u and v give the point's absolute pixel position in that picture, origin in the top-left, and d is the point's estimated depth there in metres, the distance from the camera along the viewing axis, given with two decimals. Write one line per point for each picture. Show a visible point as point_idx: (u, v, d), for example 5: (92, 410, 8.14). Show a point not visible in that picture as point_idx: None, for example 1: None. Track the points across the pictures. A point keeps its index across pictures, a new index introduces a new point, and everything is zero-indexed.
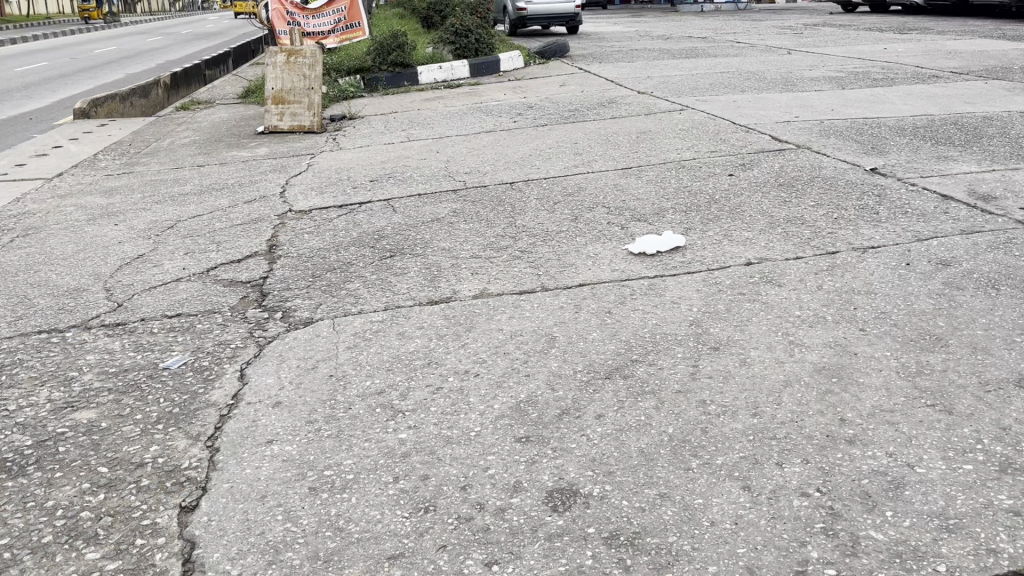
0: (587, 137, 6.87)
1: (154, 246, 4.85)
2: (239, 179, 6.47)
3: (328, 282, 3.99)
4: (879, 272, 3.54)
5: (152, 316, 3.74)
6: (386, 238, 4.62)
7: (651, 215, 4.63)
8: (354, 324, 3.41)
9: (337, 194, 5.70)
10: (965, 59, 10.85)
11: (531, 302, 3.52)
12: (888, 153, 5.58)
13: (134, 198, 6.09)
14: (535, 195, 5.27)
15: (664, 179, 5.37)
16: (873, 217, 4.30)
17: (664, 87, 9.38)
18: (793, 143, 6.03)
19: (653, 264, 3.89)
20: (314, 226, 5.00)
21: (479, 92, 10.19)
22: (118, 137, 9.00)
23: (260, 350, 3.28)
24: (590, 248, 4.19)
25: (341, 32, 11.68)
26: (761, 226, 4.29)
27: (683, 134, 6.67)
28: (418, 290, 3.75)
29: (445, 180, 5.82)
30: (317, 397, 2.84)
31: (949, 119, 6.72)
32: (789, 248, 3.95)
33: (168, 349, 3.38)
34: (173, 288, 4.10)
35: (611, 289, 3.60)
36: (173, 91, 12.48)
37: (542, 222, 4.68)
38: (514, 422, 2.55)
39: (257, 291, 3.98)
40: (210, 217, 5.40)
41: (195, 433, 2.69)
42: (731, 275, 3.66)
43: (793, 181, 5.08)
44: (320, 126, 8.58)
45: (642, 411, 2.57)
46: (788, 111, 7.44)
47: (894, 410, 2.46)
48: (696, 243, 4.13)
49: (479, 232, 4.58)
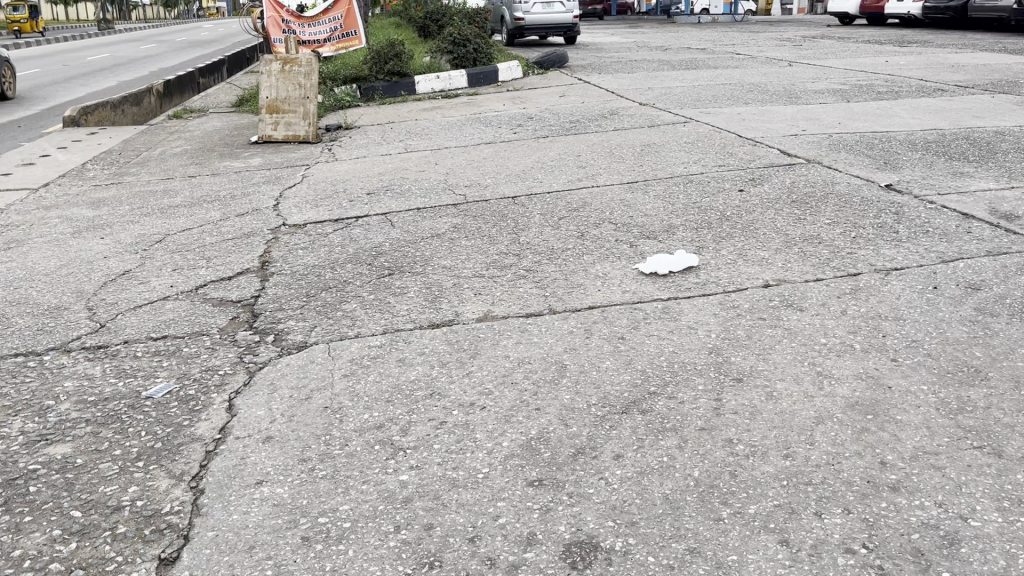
0: (591, 149, 6.71)
1: (141, 262, 4.65)
2: (231, 191, 6.27)
3: (323, 302, 3.79)
4: (906, 296, 3.36)
5: (136, 338, 3.53)
6: (384, 254, 4.42)
7: (661, 232, 4.44)
8: (350, 350, 3.20)
9: (333, 207, 5.51)
10: (969, 73, 10.73)
11: (538, 325, 3.32)
12: (902, 169, 5.42)
13: (122, 210, 5.88)
14: (539, 209, 5.09)
15: (672, 193, 5.19)
16: (893, 236, 4.12)
17: (666, 99, 9.24)
18: (803, 157, 5.86)
19: (665, 284, 3.70)
20: (309, 241, 4.80)
21: (478, 102, 10.03)
22: (108, 146, 8.78)
23: (250, 378, 3.07)
24: (598, 267, 4.00)
25: (337, 41, 11.49)
26: (776, 245, 4.12)
27: (689, 146, 6.50)
28: (419, 312, 3.55)
29: (445, 194, 5.64)
30: (311, 432, 2.63)
31: (961, 133, 6.58)
32: (808, 269, 3.76)
33: (152, 376, 3.16)
34: (158, 308, 3.89)
35: (623, 312, 3.41)
36: (166, 99, 12.28)
37: (547, 239, 4.49)
38: (526, 463, 2.35)
39: (248, 312, 3.78)
40: (201, 231, 5.21)
41: (177, 472, 2.47)
42: (749, 297, 3.48)
43: (806, 198, 4.89)
44: (315, 136, 8.36)
45: (664, 451, 2.38)
46: (794, 124, 7.29)
47: (939, 453, 2.28)
48: (711, 262, 3.94)
49: (481, 249, 4.39)
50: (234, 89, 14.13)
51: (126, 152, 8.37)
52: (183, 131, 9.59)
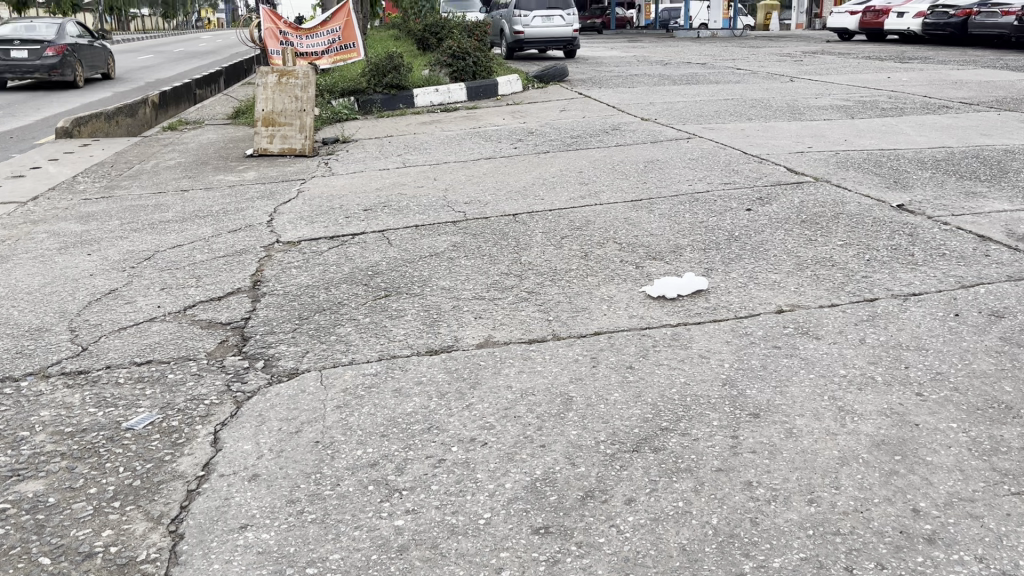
0: (593, 166, 6.57)
1: (128, 280, 4.48)
2: (224, 206, 6.12)
3: (316, 325, 3.63)
4: (927, 323, 3.20)
5: (119, 363, 3.36)
6: (380, 274, 4.27)
7: (668, 253, 4.30)
8: (343, 378, 3.03)
9: (329, 224, 5.36)
10: (973, 90, 10.65)
11: (542, 353, 3.16)
12: (913, 189, 5.29)
13: (111, 225, 5.73)
14: (541, 228, 4.95)
15: (678, 212, 5.04)
16: (909, 259, 3.98)
17: (668, 114, 9.12)
18: (811, 176, 5.73)
19: (674, 309, 3.55)
20: (302, 260, 4.64)
21: (477, 116, 9.91)
22: (100, 158, 8.63)
23: (237, 409, 2.90)
24: (603, 289, 3.85)
25: (335, 52, 11.39)
26: (787, 268, 3.97)
27: (693, 163, 6.37)
28: (417, 337, 3.38)
29: (444, 211, 5.49)
30: (300, 469, 2.47)
31: (970, 152, 6.45)
32: (822, 293, 3.62)
33: (133, 406, 2.99)
34: (144, 330, 3.73)
35: (631, 339, 3.25)
36: (161, 111, 12.16)
37: (549, 260, 4.34)
38: (530, 508, 2.19)
39: (237, 335, 3.62)
40: (192, 248, 5.05)
41: (155, 514, 2.30)
42: (762, 323, 3.33)
43: (817, 217, 4.75)
44: (311, 149, 8.21)
45: (679, 495, 2.21)
46: (800, 141, 7.17)
47: (975, 500, 2.12)
48: (720, 286, 3.79)
49: (482, 269, 4.24)
50: (231, 101, 14.03)
51: (118, 165, 8.21)
52: (177, 144, 9.44)
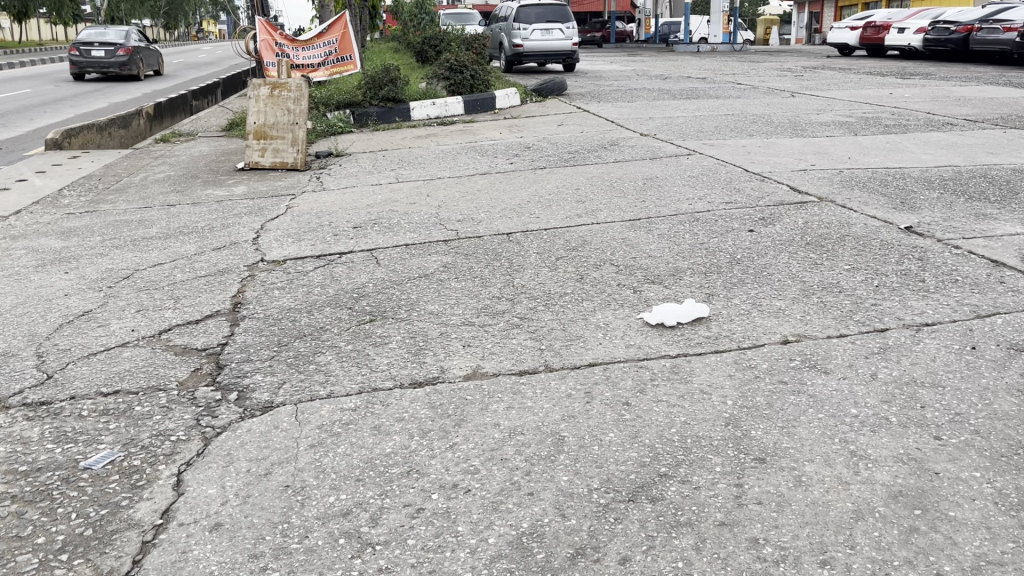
0: (591, 183, 6.40)
1: (103, 301, 4.29)
2: (210, 222, 5.94)
3: (296, 352, 3.44)
4: (942, 357, 3.02)
5: (85, 393, 3.17)
6: (365, 297, 4.08)
7: (668, 277, 4.11)
8: (320, 413, 2.84)
9: (317, 242, 5.18)
10: (976, 107, 10.52)
11: (533, 385, 2.97)
12: (920, 210, 5.12)
13: (92, 241, 5.54)
14: (535, 248, 4.76)
15: (678, 233, 4.86)
16: (920, 285, 3.79)
17: (668, 130, 8.97)
18: (815, 195, 5.56)
19: (673, 338, 3.36)
20: (286, 280, 4.46)
21: (474, 130, 9.76)
22: (89, 171, 8.46)
23: (204, 446, 2.70)
24: (599, 315, 3.66)
25: (332, 65, 11.30)
26: (792, 294, 3.79)
27: (693, 181, 6.20)
28: (401, 368, 3.19)
29: (435, 229, 5.31)
30: (267, 518, 2.27)
31: (977, 171, 6.29)
32: (829, 322, 3.43)
33: (94, 442, 2.79)
34: (114, 356, 3.53)
35: (628, 371, 3.06)
36: (155, 122, 12.05)
37: (543, 282, 4.16)
38: (515, 568, 1.99)
39: (212, 362, 3.42)
40: (173, 267, 4.86)
41: (105, 569, 2.10)
42: (767, 355, 3.14)
43: (822, 239, 4.58)
44: (304, 163, 8.02)
45: (679, 554, 2.02)
46: (802, 158, 7.01)
47: (1005, 563, 1.92)
48: (722, 313, 3.60)
49: (473, 293, 4.05)
50: (226, 112, 13.89)
51: (106, 178, 8.04)
52: (168, 156, 9.28)
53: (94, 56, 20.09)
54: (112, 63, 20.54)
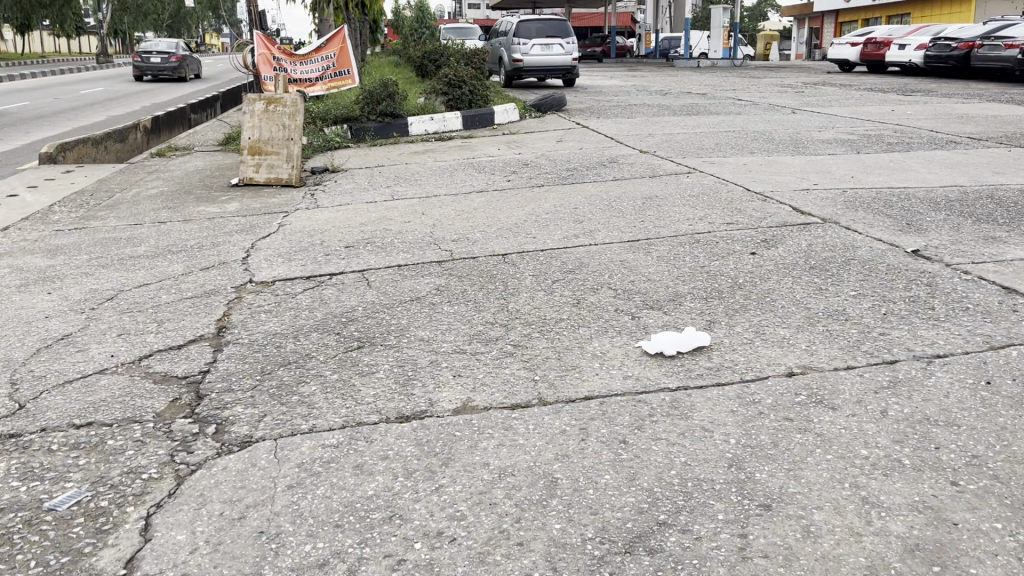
0: (589, 201, 6.27)
1: (85, 324, 4.16)
2: (200, 240, 5.81)
3: (279, 382, 3.29)
4: (956, 393, 2.88)
5: (56, 425, 3.02)
6: (354, 321, 3.95)
7: (667, 302, 3.97)
8: (301, 450, 2.70)
9: (307, 262, 5.04)
10: (979, 125, 10.42)
11: (526, 420, 2.83)
12: (927, 233, 4.99)
13: (79, 260, 5.41)
14: (531, 270, 4.63)
15: (677, 255, 4.73)
16: (930, 313, 3.66)
17: (669, 147, 8.86)
18: (818, 216, 5.43)
19: (673, 369, 3.21)
20: (274, 302, 4.32)
21: (472, 146, 9.65)
22: (81, 186, 8.34)
23: (177, 486, 2.55)
24: (596, 343, 3.52)
25: (330, 79, 11.18)
26: (796, 322, 3.65)
27: (694, 201, 6.07)
28: (388, 400, 3.04)
29: (429, 249, 5.18)
30: (239, 569, 2.12)
31: (984, 191, 6.17)
32: (835, 353, 3.29)
33: (61, 479, 2.65)
34: (90, 384, 3.39)
35: (626, 404, 2.92)
36: (153, 135, 11.99)
37: (538, 307, 4.01)
38: None
39: (191, 392, 3.27)
40: (159, 287, 4.72)
41: None
42: (771, 389, 2.99)
43: (826, 263, 4.45)
44: (299, 179, 7.94)
45: None
46: (804, 177, 6.89)
47: None
48: (724, 342, 3.45)
49: (466, 318, 3.91)
50: (223, 126, 13.83)
51: (98, 193, 7.92)
52: (162, 171, 9.17)
53: (153, 62, 25.58)
54: (166, 67, 26.08)
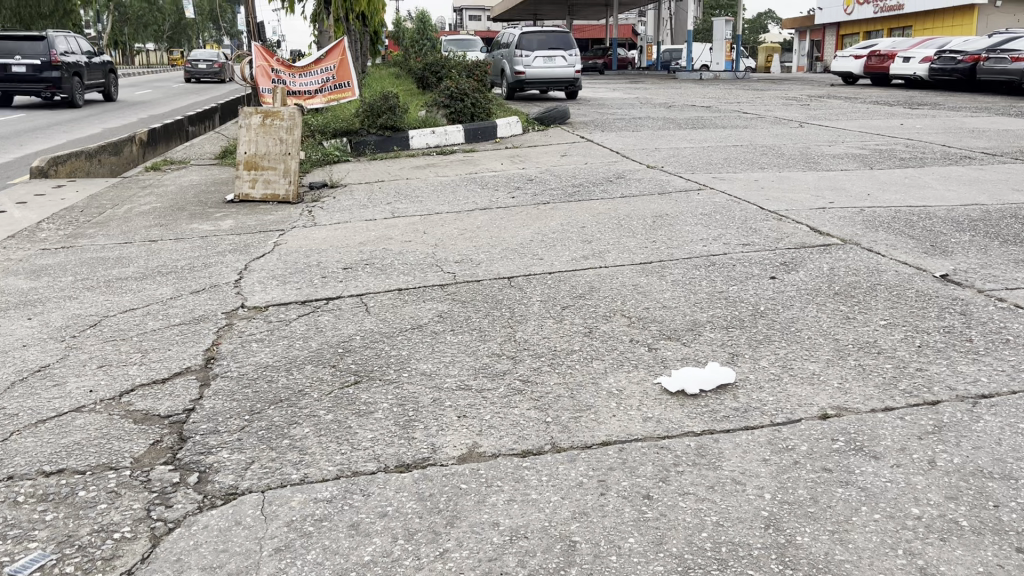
0: (597, 220, 6.03)
1: (64, 354, 3.90)
2: (191, 261, 5.57)
3: (270, 422, 3.04)
4: (1010, 440, 2.63)
5: (25, 473, 2.77)
6: (352, 352, 3.69)
7: (686, 332, 3.73)
8: (292, 506, 2.45)
9: (303, 285, 4.80)
10: (992, 139, 10.20)
11: (539, 470, 2.57)
12: (954, 255, 4.75)
13: (63, 282, 5.16)
14: (539, 294, 4.39)
15: (692, 279, 4.49)
16: (968, 346, 3.41)
17: (676, 161, 8.64)
18: (837, 237, 5.20)
19: (697, 410, 2.96)
20: (267, 331, 4.07)
21: (475, 160, 9.42)
22: (72, 201, 8.11)
23: (152, 548, 2.30)
24: (612, 378, 3.27)
25: (329, 92, 10.99)
26: (825, 355, 3.40)
27: (706, 219, 5.84)
28: (386, 445, 2.79)
29: (431, 271, 4.94)
30: None
31: (1006, 210, 5.93)
32: (871, 393, 3.04)
33: (25, 538, 2.39)
34: (65, 424, 3.13)
35: (648, 450, 2.67)
36: (150, 149, 11.81)
37: (548, 337, 3.77)
38: None
39: (175, 433, 3.02)
40: (145, 313, 4.47)
41: None
42: (806, 434, 2.74)
43: (851, 289, 4.21)
44: (296, 195, 7.72)
45: None
46: (819, 195, 6.65)
47: None
48: (750, 379, 3.20)
49: (471, 349, 3.66)
50: (221, 138, 13.64)
51: (89, 209, 7.69)
52: (156, 186, 8.94)
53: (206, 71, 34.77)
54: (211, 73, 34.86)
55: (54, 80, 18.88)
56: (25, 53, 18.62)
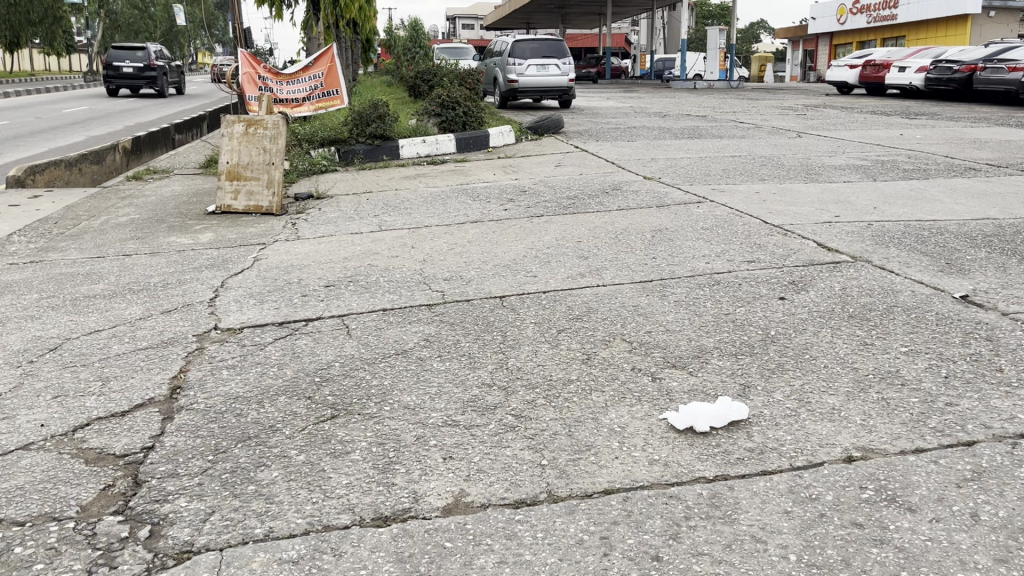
0: (593, 234, 5.77)
1: (17, 382, 3.59)
2: (165, 277, 5.27)
3: (235, 464, 2.75)
4: None
5: None
6: (330, 381, 3.40)
7: (692, 359, 3.46)
8: (252, 569, 2.15)
9: (282, 305, 4.51)
10: (996, 150, 9.99)
11: (534, 524, 2.29)
12: (972, 274, 4.48)
13: (27, 300, 4.85)
14: (533, 316, 4.10)
15: (697, 300, 4.21)
16: (998, 377, 3.14)
17: (673, 172, 8.38)
18: (846, 254, 4.94)
19: (708, 451, 2.68)
20: (239, 356, 3.77)
21: (466, 171, 9.15)
22: (47, 213, 7.78)
23: None
24: (613, 413, 2.99)
25: (317, 100, 10.72)
26: (844, 387, 3.12)
27: (708, 234, 5.58)
28: (363, 493, 2.49)
29: (418, 289, 4.67)
30: None
31: (1018, 225, 5.70)
32: (898, 431, 2.76)
33: None
34: (9, 465, 2.83)
35: (656, 500, 2.39)
36: (134, 157, 11.53)
37: (543, 365, 3.48)
38: None
39: (131, 475, 2.72)
40: (111, 335, 4.18)
41: None
42: (830, 481, 2.46)
43: (866, 311, 3.94)
44: (280, 207, 7.43)
45: None
46: (823, 208, 6.41)
47: None
48: (764, 414, 2.92)
49: (460, 378, 3.37)
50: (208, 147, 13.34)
51: (64, 220, 7.39)
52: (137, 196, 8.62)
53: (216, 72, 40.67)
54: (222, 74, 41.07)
55: (153, 78, 24.36)
56: (132, 58, 24.13)
